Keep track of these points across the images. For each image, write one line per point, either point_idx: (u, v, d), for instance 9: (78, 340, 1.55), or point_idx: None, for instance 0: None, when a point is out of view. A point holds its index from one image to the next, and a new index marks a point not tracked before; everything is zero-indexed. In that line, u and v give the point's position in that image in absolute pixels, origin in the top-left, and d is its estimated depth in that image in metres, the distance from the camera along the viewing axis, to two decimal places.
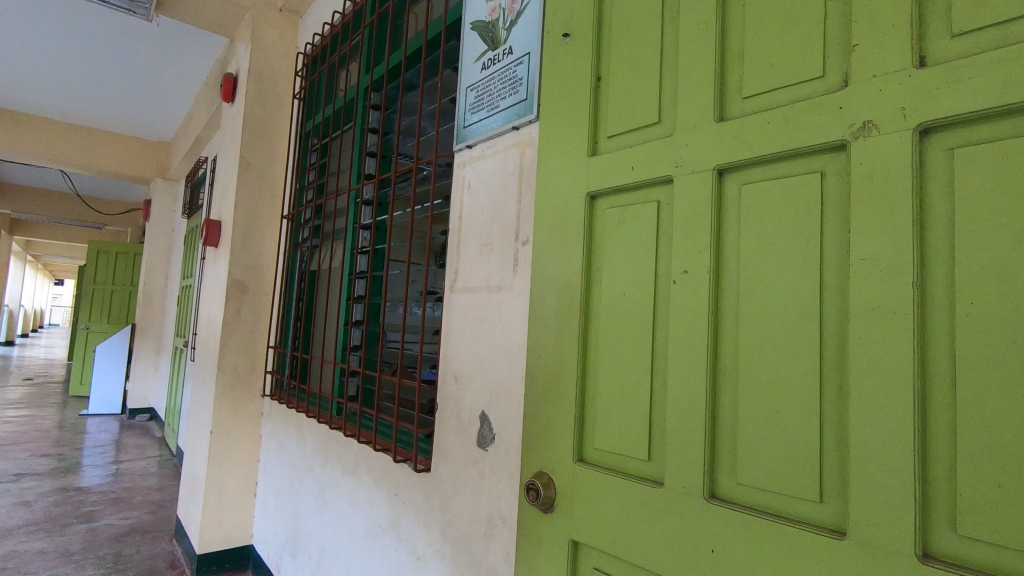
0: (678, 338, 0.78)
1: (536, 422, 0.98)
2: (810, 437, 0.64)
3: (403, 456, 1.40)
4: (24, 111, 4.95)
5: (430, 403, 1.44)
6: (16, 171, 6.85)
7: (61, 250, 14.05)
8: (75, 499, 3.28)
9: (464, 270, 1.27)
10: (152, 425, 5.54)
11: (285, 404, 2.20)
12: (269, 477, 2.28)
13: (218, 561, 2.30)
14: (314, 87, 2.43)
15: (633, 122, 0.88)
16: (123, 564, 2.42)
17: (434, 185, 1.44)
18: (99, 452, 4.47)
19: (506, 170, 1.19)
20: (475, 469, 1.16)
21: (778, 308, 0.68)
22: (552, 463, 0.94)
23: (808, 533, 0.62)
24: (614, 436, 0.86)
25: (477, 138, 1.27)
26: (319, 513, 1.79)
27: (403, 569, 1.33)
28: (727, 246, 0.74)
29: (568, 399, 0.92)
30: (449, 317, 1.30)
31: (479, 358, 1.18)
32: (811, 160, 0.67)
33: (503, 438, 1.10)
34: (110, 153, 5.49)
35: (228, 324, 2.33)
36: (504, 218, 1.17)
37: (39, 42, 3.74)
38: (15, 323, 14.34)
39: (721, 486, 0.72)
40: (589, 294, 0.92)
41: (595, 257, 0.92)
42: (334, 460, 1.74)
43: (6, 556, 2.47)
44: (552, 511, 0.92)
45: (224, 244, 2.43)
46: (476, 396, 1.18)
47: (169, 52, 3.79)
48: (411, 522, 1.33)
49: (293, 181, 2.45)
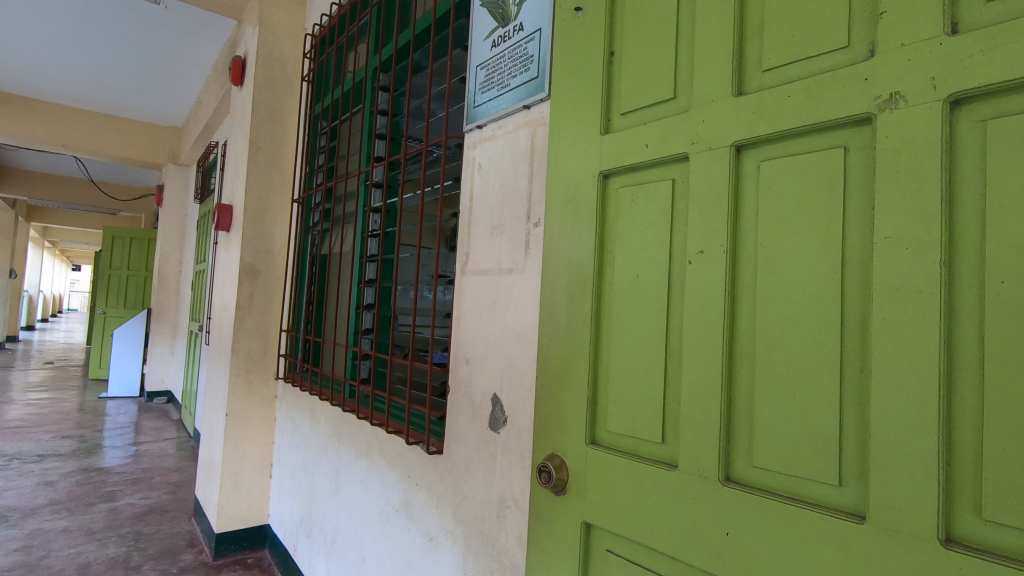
0: (694, 319, 0.76)
1: (548, 405, 0.98)
2: (829, 419, 0.62)
3: (415, 438, 1.41)
4: (37, 96, 4.98)
5: (442, 386, 1.44)
6: (32, 158, 6.91)
7: (77, 236, 14.22)
8: (97, 479, 3.36)
9: (475, 252, 1.25)
10: (170, 408, 5.64)
11: (298, 387, 2.22)
12: (284, 458, 2.31)
13: (235, 540, 2.35)
14: (321, 69, 2.40)
15: (648, 97, 0.86)
16: (143, 543, 2.48)
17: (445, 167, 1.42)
18: (119, 434, 4.56)
19: (516, 150, 1.17)
20: (486, 452, 1.16)
21: (797, 289, 0.66)
22: (564, 446, 0.94)
23: (825, 517, 0.61)
24: (627, 419, 0.85)
25: (487, 118, 1.25)
26: (332, 495, 1.81)
27: (416, 550, 1.35)
28: (745, 224, 0.72)
29: (581, 382, 0.92)
30: (460, 299, 1.29)
31: (491, 340, 1.17)
32: (833, 135, 0.64)
33: (514, 421, 1.10)
34: (122, 139, 5.52)
35: (241, 308, 2.35)
36: (515, 200, 1.15)
37: (51, 28, 3.74)
38: (35, 308, 14.62)
39: (736, 468, 0.71)
40: (603, 275, 0.90)
41: (609, 237, 0.90)
42: (347, 442, 1.75)
43: (31, 534, 2.54)
44: (564, 494, 0.92)
45: (236, 228, 2.44)
46: (487, 379, 1.17)
47: (179, 36, 3.78)
48: (423, 503, 1.34)
49: (303, 165, 2.44)
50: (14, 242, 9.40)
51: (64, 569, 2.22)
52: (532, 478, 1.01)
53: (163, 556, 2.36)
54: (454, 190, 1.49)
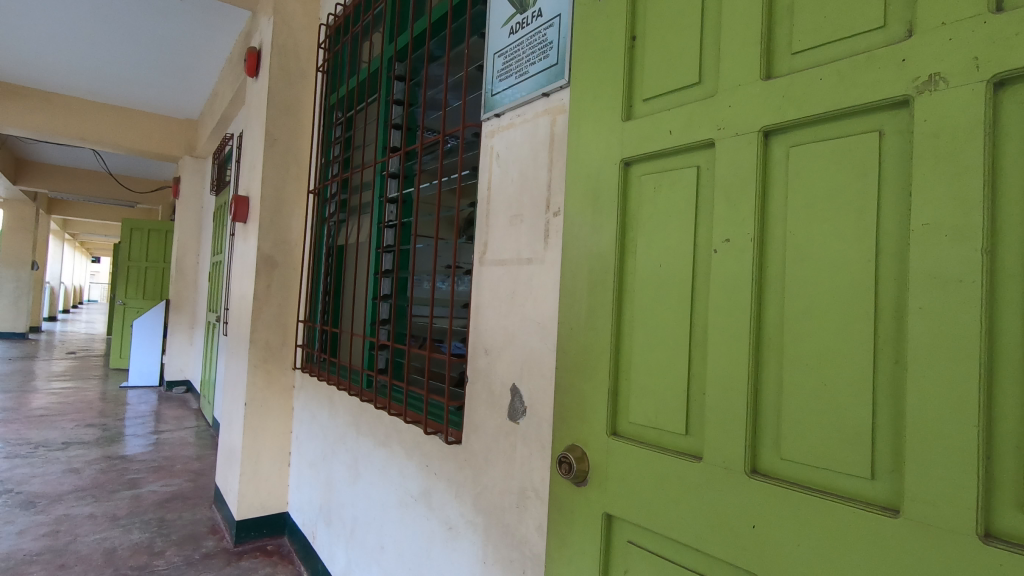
0: (719, 309, 0.75)
1: (568, 395, 0.97)
2: (862, 411, 0.61)
3: (433, 428, 1.41)
4: (56, 89, 5.05)
5: (460, 376, 1.44)
6: (52, 151, 7.02)
7: (97, 228, 14.41)
8: (120, 467, 3.43)
9: (494, 242, 1.25)
10: (189, 397, 5.72)
11: (316, 377, 2.25)
12: (302, 447, 2.34)
13: (256, 527, 2.39)
14: (336, 59, 2.39)
15: (671, 82, 0.84)
16: (167, 529, 2.53)
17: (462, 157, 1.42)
18: (140, 422, 4.65)
19: (536, 139, 1.15)
20: (506, 442, 1.16)
21: (828, 277, 0.65)
22: (585, 437, 0.93)
23: (857, 511, 0.60)
24: (649, 410, 0.84)
25: (505, 106, 1.24)
26: (351, 483, 1.83)
27: (436, 539, 1.36)
28: (773, 211, 0.71)
29: (602, 373, 0.91)
30: (478, 290, 1.29)
31: (510, 331, 1.17)
32: (867, 120, 0.62)
33: (535, 412, 1.09)
34: (138, 131, 5.58)
35: (260, 298, 2.37)
36: (535, 189, 1.14)
37: (68, 22, 3.77)
38: (56, 299, 14.88)
39: (763, 461, 0.70)
40: (624, 265, 0.89)
41: (630, 226, 0.88)
42: (365, 433, 1.77)
43: (59, 520, 2.60)
44: (585, 485, 0.92)
45: (253, 219, 2.46)
46: (507, 369, 1.17)
47: (193, 28, 3.80)
48: (443, 493, 1.35)
49: (319, 156, 2.44)
50: (35, 234, 9.58)
51: (90, 554, 2.27)
52: (551, 469, 1.01)
53: (185, 543, 2.40)
54: (472, 180, 1.48)
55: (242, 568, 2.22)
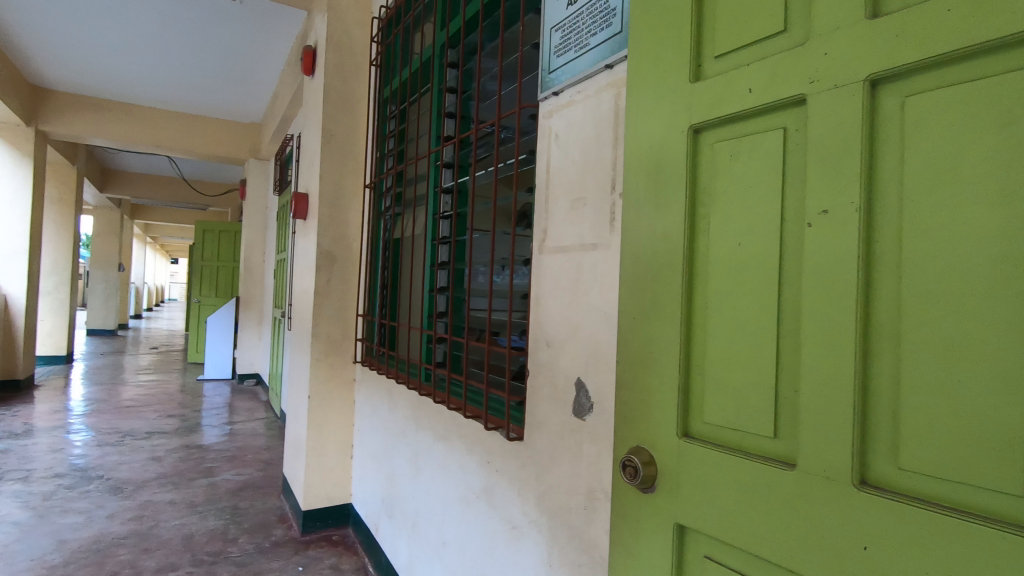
0: (816, 292, 0.65)
1: (633, 391, 0.89)
2: (1012, 412, 0.51)
3: (495, 424, 1.36)
4: (134, 98, 5.37)
5: (521, 370, 1.38)
6: (133, 159, 7.50)
7: (175, 231, 15.33)
8: (197, 456, 3.61)
9: (554, 228, 1.18)
10: (259, 390, 5.98)
11: (376, 370, 2.26)
12: (364, 440, 2.36)
13: (321, 517, 2.44)
14: (389, 51, 2.38)
15: (751, 33, 0.74)
16: (240, 516, 2.62)
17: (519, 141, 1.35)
18: (215, 414, 4.90)
19: (599, 115, 1.08)
20: (571, 439, 1.09)
21: (961, 251, 0.54)
22: (653, 438, 0.85)
23: (1008, 534, 0.50)
24: (729, 408, 0.75)
25: (564, 83, 1.16)
26: (412, 477, 1.82)
27: (499, 537, 1.31)
28: (883, 176, 0.60)
29: (672, 367, 0.82)
30: (539, 279, 1.23)
31: (574, 322, 1.10)
32: (1013, 56, 0.52)
33: (602, 407, 1.02)
34: (207, 136, 5.86)
35: (320, 293, 2.41)
36: (599, 170, 1.06)
37: (141, 31, 3.99)
38: (140, 299, 15.99)
39: (874, 470, 0.60)
40: (695, 246, 0.80)
41: (701, 203, 0.79)
42: (425, 426, 1.75)
43: (143, 505, 2.76)
44: (653, 491, 0.84)
45: (312, 216, 2.49)
46: (572, 362, 1.10)
47: (254, 33, 3.93)
48: (505, 490, 1.30)
49: (374, 150, 2.44)
50: (121, 238, 10.30)
51: (171, 539, 2.38)
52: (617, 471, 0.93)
53: (257, 530, 2.49)
54: (529, 165, 1.41)
55: (309, 558, 2.27)
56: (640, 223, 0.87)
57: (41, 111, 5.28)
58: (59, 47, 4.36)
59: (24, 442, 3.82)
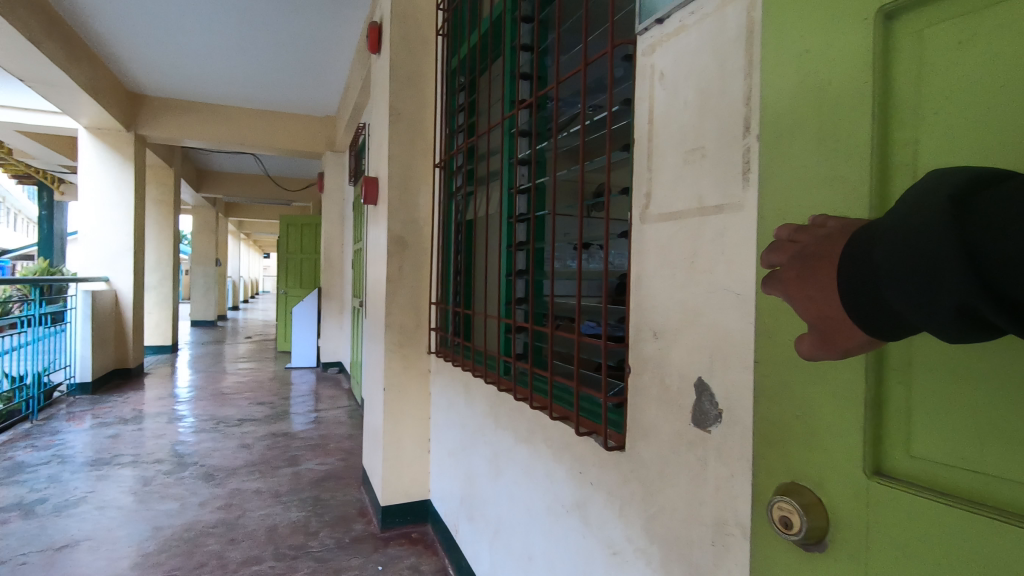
0: None
1: (782, 401, 0.64)
2: None
3: (588, 428, 1.15)
4: (218, 98, 5.59)
5: (619, 365, 1.16)
6: (223, 159, 7.91)
7: (265, 227, 16.24)
8: (283, 444, 3.68)
9: (660, 190, 0.94)
10: (342, 377, 6.13)
11: (452, 362, 2.11)
12: (441, 435, 2.23)
13: (400, 514, 2.35)
14: (456, 16, 2.20)
15: None
16: (321, 508, 2.60)
17: (612, 88, 1.11)
18: (302, 401, 5.04)
19: (721, 37, 0.82)
20: (690, 454, 0.87)
21: None
22: (815, 471, 0.60)
23: None
24: (956, 437, 0.47)
25: (671, 6, 0.92)
26: (493, 480, 1.66)
27: (596, 562, 1.11)
28: None
29: (848, 369, 0.56)
30: (641, 255, 1.00)
31: (692, 307, 0.86)
32: None
33: (735, 417, 0.78)
34: (286, 132, 6.02)
35: (392, 281, 2.30)
36: (725, 109, 0.80)
37: (217, 31, 4.08)
38: (238, 292, 17.15)
39: None
40: (890, 188, 0.53)
41: (899, 124, 0.52)
42: (506, 425, 1.57)
43: (231, 493, 2.81)
44: (820, 549, 0.58)
45: (382, 200, 2.38)
46: (690, 357, 0.87)
47: (323, 22, 3.90)
48: (603, 507, 1.09)
49: (443, 127, 2.29)
50: (217, 235, 10.99)
51: (256, 530, 2.38)
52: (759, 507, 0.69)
53: (338, 524, 2.44)
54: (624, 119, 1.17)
55: (389, 556, 2.18)
56: (786, 170, 0.63)
57: (139, 116, 5.61)
58: (149, 53, 4.55)
59: (133, 428, 4.08)
